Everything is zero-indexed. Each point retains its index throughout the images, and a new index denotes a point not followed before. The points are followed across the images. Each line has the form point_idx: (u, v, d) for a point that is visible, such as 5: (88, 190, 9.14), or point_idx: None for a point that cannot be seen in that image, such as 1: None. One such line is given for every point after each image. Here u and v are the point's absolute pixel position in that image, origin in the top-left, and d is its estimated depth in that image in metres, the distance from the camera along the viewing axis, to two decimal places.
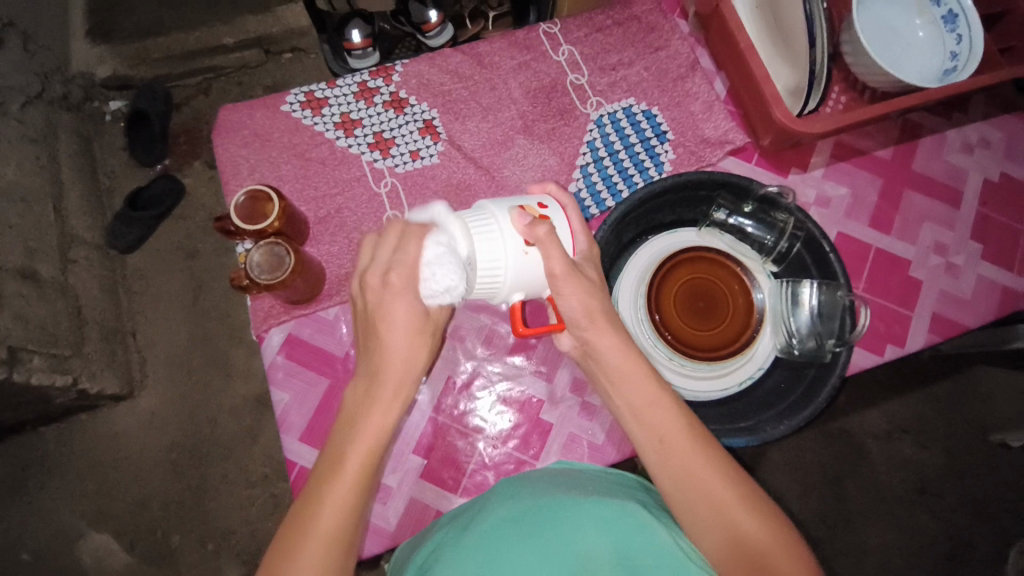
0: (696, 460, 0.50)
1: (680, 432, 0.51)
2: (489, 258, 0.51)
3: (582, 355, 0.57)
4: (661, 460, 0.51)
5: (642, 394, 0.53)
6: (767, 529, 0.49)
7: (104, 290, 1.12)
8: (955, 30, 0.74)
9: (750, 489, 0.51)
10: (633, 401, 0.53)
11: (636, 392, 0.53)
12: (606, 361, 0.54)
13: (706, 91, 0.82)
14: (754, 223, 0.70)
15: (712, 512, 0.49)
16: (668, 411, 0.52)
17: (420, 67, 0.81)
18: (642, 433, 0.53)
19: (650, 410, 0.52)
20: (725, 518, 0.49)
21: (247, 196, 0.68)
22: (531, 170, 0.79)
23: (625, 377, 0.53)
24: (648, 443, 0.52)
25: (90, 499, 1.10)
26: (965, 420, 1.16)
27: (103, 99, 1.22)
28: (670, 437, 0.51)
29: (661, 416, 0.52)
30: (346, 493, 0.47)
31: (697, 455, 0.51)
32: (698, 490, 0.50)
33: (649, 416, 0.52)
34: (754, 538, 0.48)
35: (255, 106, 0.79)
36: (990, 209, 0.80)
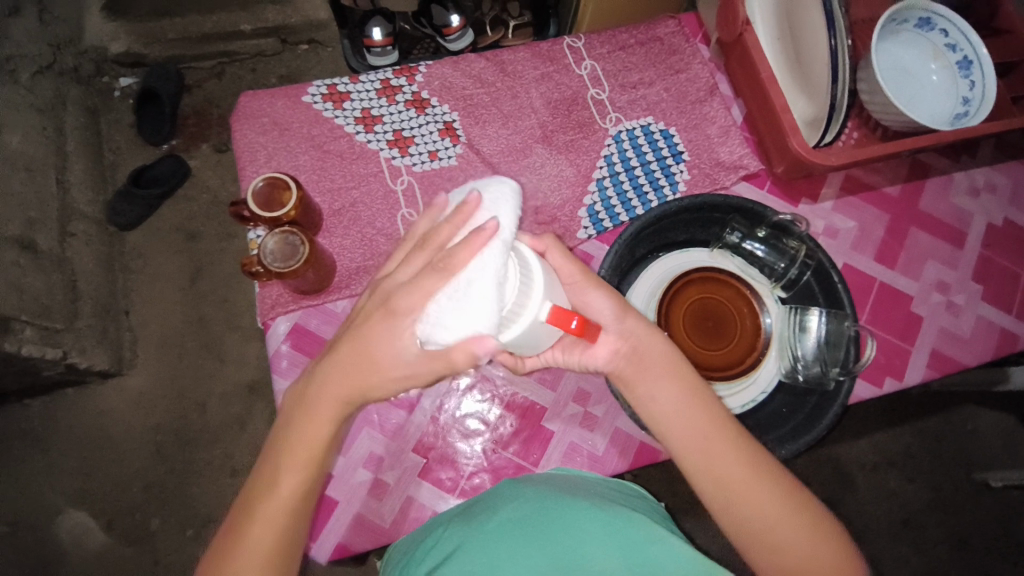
0: (728, 455, 0.53)
1: (717, 437, 0.53)
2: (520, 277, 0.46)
3: (619, 360, 0.55)
4: (694, 458, 0.53)
5: (683, 401, 0.54)
6: (801, 525, 0.51)
7: (100, 266, 1.10)
8: (969, 76, 0.75)
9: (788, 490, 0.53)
10: (668, 411, 0.54)
11: (670, 403, 0.54)
12: (642, 358, 0.55)
13: (724, 116, 0.83)
14: (766, 248, 0.70)
15: (750, 511, 0.52)
16: (706, 416, 0.54)
17: (444, 70, 0.82)
18: (676, 433, 0.54)
19: (691, 417, 0.54)
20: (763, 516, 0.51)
21: (265, 182, 0.68)
22: (548, 179, 0.80)
23: (663, 386, 0.54)
24: (682, 444, 0.54)
25: (69, 477, 1.08)
26: (949, 457, 1.17)
27: (114, 75, 1.21)
28: (709, 442, 0.53)
29: (698, 422, 0.54)
30: (283, 507, 0.50)
31: (736, 455, 0.53)
32: (734, 484, 0.52)
33: (688, 421, 0.54)
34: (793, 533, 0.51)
35: (276, 95, 0.79)
36: (992, 252, 0.82)
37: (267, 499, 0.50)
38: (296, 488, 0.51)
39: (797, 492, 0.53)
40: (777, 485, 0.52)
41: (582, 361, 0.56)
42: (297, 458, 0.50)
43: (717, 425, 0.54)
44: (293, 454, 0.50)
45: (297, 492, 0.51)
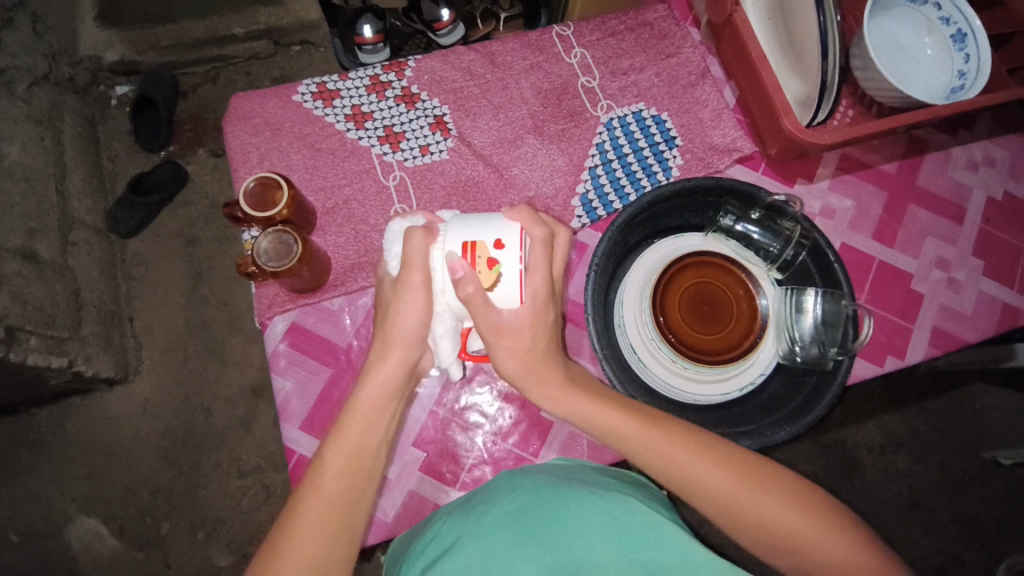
0: (690, 461, 0.53)
1: (637, 434, 0.55)
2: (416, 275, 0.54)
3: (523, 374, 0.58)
4: (659, 473, 0.54)
5: (597, 409, 0.56)
6: (748, 486, 0.53)
7: (103, 274, 1.11)
8: (963, 49, 0.74)
9: (728, 458, 0.54)
10: (585, 418, 0.57)
11: (583, 410, 0.57)
12: (537, 367, 0.57)
13: (716, 99, 0.82)
14: (760, 230, 0.70)
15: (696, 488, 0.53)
16: (620, 415, 0.56)
17: (433, 64, 0.82)
18: (633, 455, 0.55)
19: (608, 422, 0.56)
20: (712, 492, 0.53)
21: (257, 183, 0.69)
22: (540, 170, 0.79)
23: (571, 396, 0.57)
24: (644, 462, 0.55)
25: (81, 482, 1.10)
26: (957, 437, 1.17)
27: (109, 84, 1.22)
28: (629, 440, 0.55)
29: (616, 425, 0.55)
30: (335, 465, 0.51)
31: (663, 442, 0.54)
32: (707, 489, 0.53)
33: (604, 423, 0.56)
34: (745, 496, 0.52)
35: (267, 95, 0.80)
36: (992, 227, 0.81)
37: (317, 470, 0.51)
38: (352, 446, 0.53)
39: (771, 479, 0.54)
40: (747, 478, 0.53)
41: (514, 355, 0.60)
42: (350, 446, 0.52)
43: (633, 422, 0.55)
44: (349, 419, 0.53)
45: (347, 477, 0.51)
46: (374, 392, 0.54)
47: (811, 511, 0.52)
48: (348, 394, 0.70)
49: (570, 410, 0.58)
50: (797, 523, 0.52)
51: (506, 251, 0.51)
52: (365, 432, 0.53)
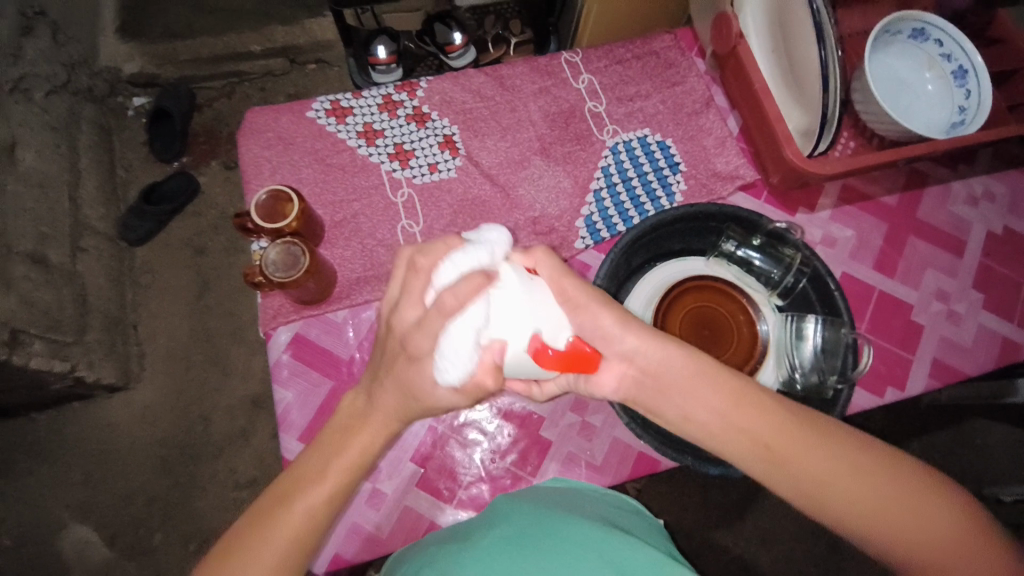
0: (797, 446, 0.51)
1: (781, 434, 0.51)
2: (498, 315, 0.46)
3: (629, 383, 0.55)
4: (765, 463, 0.51)
5: (724, 402, 0.52)
6: (854, 472, 0.50)
7: (110, 281, 1.12)
8: (964, 85, 0.77)
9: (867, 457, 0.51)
10: (717, 419, 0.52)
11: (708, 409, 0.52)
12: (660, 381, 0.53)
13: (719, 128, 0.84)
14: (762, 256, 0.71)
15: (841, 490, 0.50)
16: (757, 412, 0.51)
17: (444, 85, 0.84)
18: (736, 445, 0.52)
19: (742, 421, 0.51)
20: (822, 480, 0.50)
21: (269, 196, 0.70)
22: (545, 190, 0.81)
23: (698, 390, 0.52)
24: (750, 452, 0.51)
25: (76, 489, 1.09)
26: (959, 472, 1.15)
27: (127, 95, 1.25)
28: (774, 442, 0.51)
29: (754, 426, 0.51)
30: (313, 503, 0.49)
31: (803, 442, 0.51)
32: (818, 477, 0.50)
33: (737, 423, 0.51)
34: (890, 499, 0.50)
35: (281, 110, 0.82)
36: (992, 260, 0.81)
37: (297, 501, 0.49)
38: (339, 485, 0.49)
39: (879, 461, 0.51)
40: (854, 461, 0.51)
41: (592, 389, 0.57)
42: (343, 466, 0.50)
43: (774, 422, 0.51)
44: (343, 456, 0.50)
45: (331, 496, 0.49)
46: (372, 437, 0.50)
47: (940, 502, 0.50)
48: None
49: (678, 404, 0.53)
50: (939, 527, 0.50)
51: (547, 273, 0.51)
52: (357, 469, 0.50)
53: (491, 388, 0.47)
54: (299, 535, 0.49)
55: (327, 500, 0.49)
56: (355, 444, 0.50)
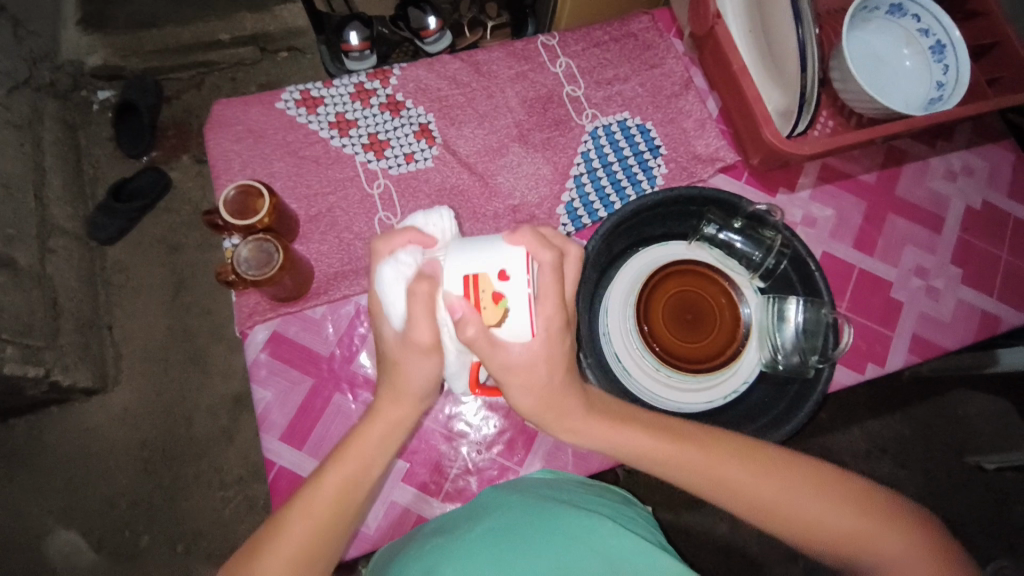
0: (740, 475, 0.53)
1: (750, 483, 0.52)
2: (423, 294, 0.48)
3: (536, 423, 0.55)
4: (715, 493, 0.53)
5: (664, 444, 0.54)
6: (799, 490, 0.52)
7: (82, 283, 1.09)
8: (942, 60, 0.76)
9: (841, 492, 0.53)
10: (698, 477, 0.53)
11: (680, 463, 0.53)
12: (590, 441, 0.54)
13: (699, 110, 0.83)
14: (743, 239, 0.70)
15: (810, 528, 0.52)
16: (728, 460, 0.53)
17: (418, 72, 0.82)
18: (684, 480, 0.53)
19: (713, 470, 0.53)
20: (770, 502, 0.52)
21: (238, 191, 0.68)
22: (525, 178, 0.79)
23: (668, 444, 0.53)
24: (697, 485, 0.53)
25: (58, 494, 1.07)
26: (940, 442, 1.18)
27: (91, 89, 1.20)
28: (742, 491, 0.52)
29: (725, 472, 0.53)
30: (329, 501, 0.51)
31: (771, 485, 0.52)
32: (765, 502, 0.52)
33: (709, 472, 0.53)
34: (868, 531, 0.51)
35: (250, 102, 0.79)
36: (971, 235, 0.82)
37: (309, 502, 0.50)
38: (349, 481, 0.52)
39: (823, 478, 0.53)
40: (799, 481, 0.53)
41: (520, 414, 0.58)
42: (351, 465, 0.52)
43: (712, 458, 0.53)
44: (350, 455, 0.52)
45: (342, 494, 0.51)
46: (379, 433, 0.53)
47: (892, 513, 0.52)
48: (330, 404, 0.69)
49: (618, 447, 0.54)
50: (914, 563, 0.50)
51: (511, 283, 0.45)
52: (366, 463, 0.53)
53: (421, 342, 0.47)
54: (316, 535, 0.50)
55: (337, 495, 0.51)
56: (360, 445, 0.53)
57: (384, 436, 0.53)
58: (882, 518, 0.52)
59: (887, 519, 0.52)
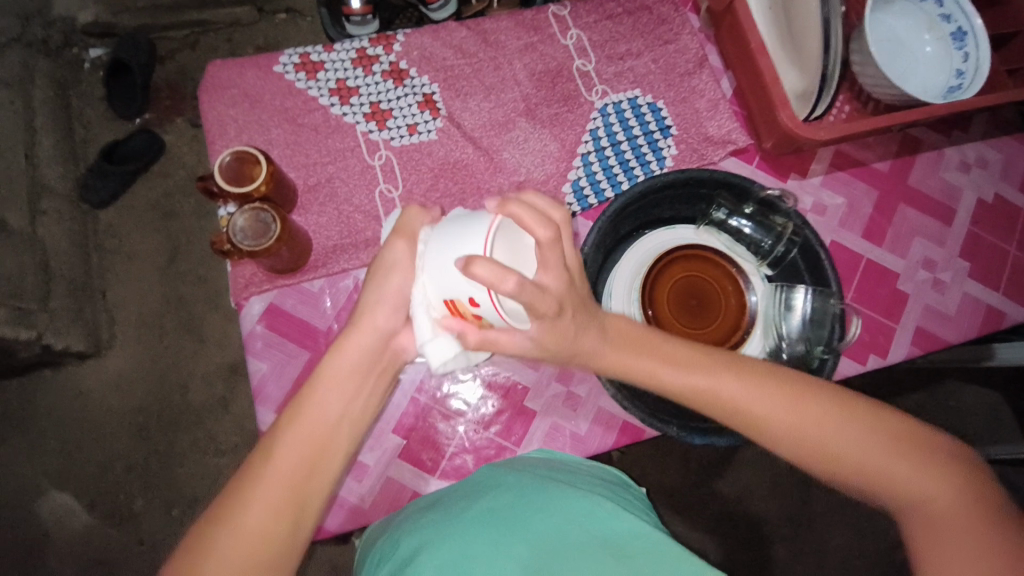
0: (776, 405, 0.52)
1: (784, 414, 0.52)
2: None
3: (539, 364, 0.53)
4: (747, 422, 0.53)
5: (700, 374, 0.53)
6: (833, 424, 0.52)
7: (74, 246, 1.07)
8: (962, 48, 0.74)
9: (874, 427, 0.53)
10: (732, 406, 0.53)
11: (709, 397, 0.53)
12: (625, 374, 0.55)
13: (712, 89, 0.81)
14: (753, 225, 0.69)
15: (840, 460, 0.52)
16: (759, 394, 0.53)
17: (423, 39, 0.79)
18: (719, 409, 0.53)
19: (743, 402, 0.53)
20: (802, 434, 0.52)
21: (233, 157, 0.66)
22: (531, 154, 0.77)
23: (697, 377, 0.53)
24: (730, 414, 0.53)
25: (52, 458, 1.07)
26: (935, 433, 1.17)
27: (83, 46, 1.15)
28: (775, 421, 0.52)
29: (754, 407, 0.53)
30: (287, 463, 0.48)
31: (800, 418, 0.52)
32: (799, 433, 0.52)
33: (740, 405, 0.53)
34: (896, 464, 0.52)
35: (247, 65, 0.76)
36: (981, 228, 0.81)
37: (269, 468, 0.48)
38: (306, 440, 0.49)
39: (858, 412, 0.53)
40: (833, 415, 0.53)
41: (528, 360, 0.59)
42: (302, 433, 0.49)
43: (749, 386, 0.53)
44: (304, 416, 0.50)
45: (296, 469, 0.48)
46: (333, 385, 0.52)
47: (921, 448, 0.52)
48: None
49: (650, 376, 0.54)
50: (937, 491, 0.51)
51: (481, 309, 0.46)
52: (321, 419, 0.51)
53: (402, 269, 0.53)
54: (280, 501, 0.47)
55: (297, 458, 0.49)
56: (314, 399, 0.51)
57: (340, 387, 0.52)
58: (910, 447, 0.52)
59: (918, 452, 0.52)
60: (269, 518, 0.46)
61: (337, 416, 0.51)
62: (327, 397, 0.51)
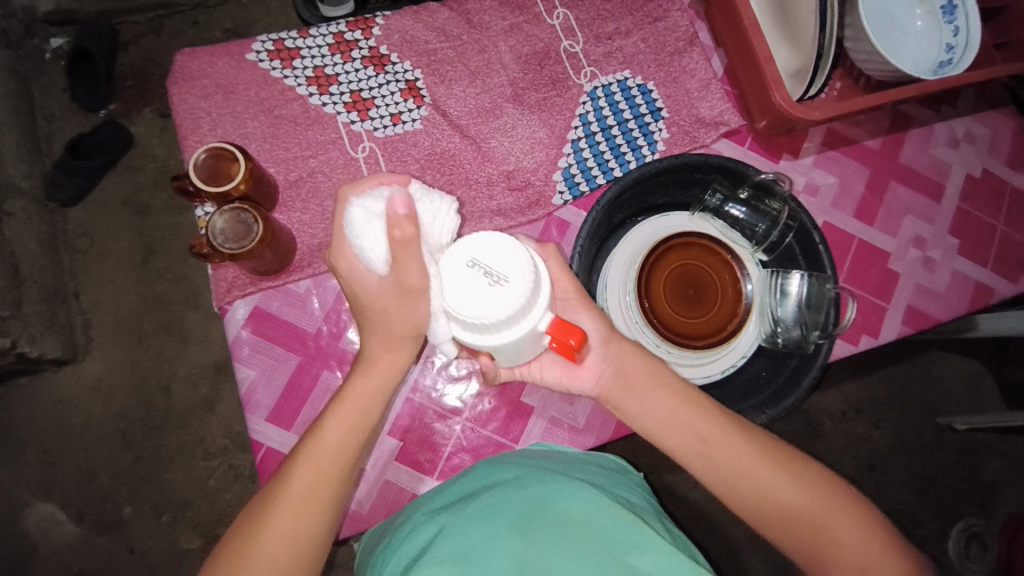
0: (731, 442, 0.54)
1: (737, 453, 0.54)
2: (508, 267, 0.44)
3: (605, 381, 0.58)
4: (702, 459, 0.55)
5: (671, 403, 0.56)
6: (780, 473, 0.54)
7: (43, 248, 1.03)
8: (952, 21, 0.72)
9: (814, 483, 0.54)
10: (691, 439, 0.55)
11: (690, 447, 0.55)
12: (629, 377, 0.57)
13: (703, 69, 0.79)
14: (747, 210, 0.69)
15: (800, 525, 0.53)
16: (734, 450, 0.54)
17: (403, 22, 0.75)
18: (683, 441, 0.55)
19: (717, 458, 0.54)
20: (749, 473, 0.54)
21: (209, 154, 0.63)
22: (520, 142, 0.75)
23: (684, 419, 0.55)
24: (685, 449, 0.55)
25: (36, 466, 1.04)
26: (919, 403, 1.19)
27: (44, 36, 1.09)
28: (730, 459, 0.54)
29: (728, 462, 0.54)
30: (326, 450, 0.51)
31: (774, 478, 0.54)
32: (745, 474, 0.54)
33: (714, 459, 0.54)
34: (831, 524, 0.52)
35: (217, 53, 0.72)
36: (969, 205, 0.81)
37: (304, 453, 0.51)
38: (344, 434, 0.51)
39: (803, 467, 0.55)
40: (780, 462, 0.54)
41: (570, 385, 0.59)
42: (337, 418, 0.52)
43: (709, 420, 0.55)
44: (343, 406, 0.52)
45: (342, 435, 0.51)
46: (369, 380, 0.53)
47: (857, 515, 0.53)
48: (318, 383, 0.66)
49: (621, 400, 0.57)
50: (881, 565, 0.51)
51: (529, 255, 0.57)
52: (363, 410, 0.52)
53: (402, 239, 0.44)
54: (314, 486, 0.50)
55: (337, 448, 0.51)
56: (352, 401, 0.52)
57: (375, 386, 0.53)
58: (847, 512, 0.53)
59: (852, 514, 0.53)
60: (303, 507, 0.49)
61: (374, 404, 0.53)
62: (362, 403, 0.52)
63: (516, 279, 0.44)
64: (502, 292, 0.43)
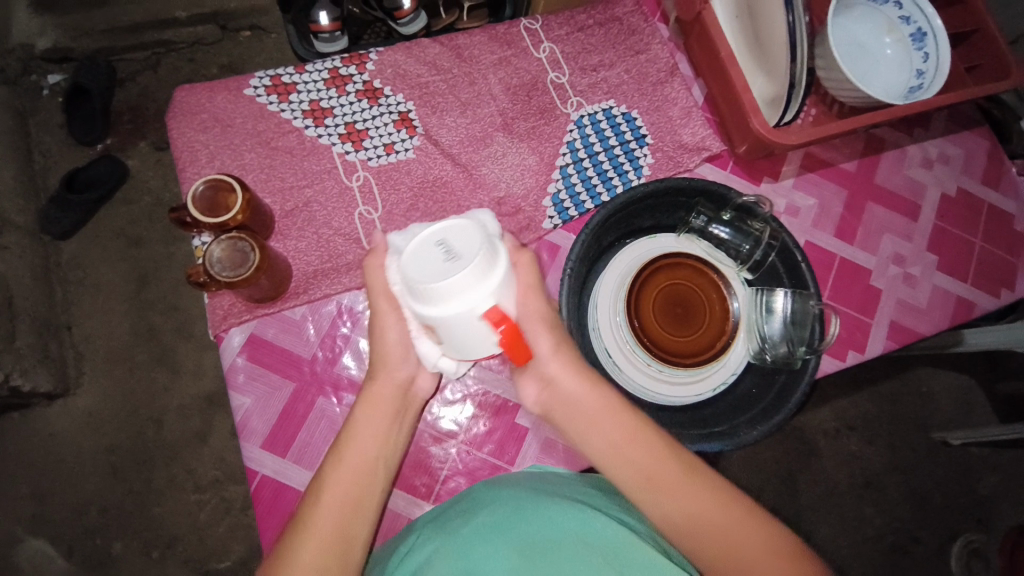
0: (693, 488, 0.50)
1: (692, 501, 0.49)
2: (459, 248, 0.45)
3: (545, 399, 0.55)
4: (654, 501, 0.50)
5: (620, 435, 0.51)
6: (748, 528, 0.48)
7: (37, 281, 1.03)
8: (922, 48, 0.76)
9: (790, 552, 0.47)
10: (644, 479, 0.50)
11: (643, 485, 0.50)
12: (569, 408, 0.53)
13: (685, 98, 0.82)
14: (731, 231, 0.71)
15: None
16: (681, 486, 0.50)
17: (396, 57, 0.78)
18: (634, 482, 0.50)
19: (671, 497, 0.49)
20: (712, 526, 0.48)
21: (208, 186, 0.64)
22: (510, 169, 0.77)
23: (630, 455, 0.51)
24: (637, 491, 0.50)
25: (22, 502, 1.02)
26: (910, 419, 1.20)
27: (41, 73, 1.12)
28: (687, 507, 0.49)
29: (680, 501, 0.49)
30: (339, 501, 0.50)
31: (740, 532, 0.48)
32: (710, 526, 0.48)
33: (666, 499, 0.50)
34: None
35: (216, 89, 0.75)
36: (946, 223, 0.84)
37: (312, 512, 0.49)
38: (348, 480, 0.50)
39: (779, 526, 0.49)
40: (751, 517, 0.49)
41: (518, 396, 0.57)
42: (347, 459, 0.51)
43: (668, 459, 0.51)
44: (344, 452, 0.51)
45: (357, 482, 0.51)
46: (368, 420, 0.53)
47: None
48: (314, 410, 0.66)
49: (564, 424, 0.54)
50: None
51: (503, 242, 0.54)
52: (364, 453, 0.52)
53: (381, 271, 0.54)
54: (333, 539, 0.48)
55: (345, 495, 0.50)
56: (350, 446, 0.52)
57: (375, 425, 0.53)
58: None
59: None
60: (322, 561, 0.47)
61: (375, 441, 0.53)
62: (367, 442, 0.52)
63: (464, 255, 0.45)
64: (446, 263, 0.45)
